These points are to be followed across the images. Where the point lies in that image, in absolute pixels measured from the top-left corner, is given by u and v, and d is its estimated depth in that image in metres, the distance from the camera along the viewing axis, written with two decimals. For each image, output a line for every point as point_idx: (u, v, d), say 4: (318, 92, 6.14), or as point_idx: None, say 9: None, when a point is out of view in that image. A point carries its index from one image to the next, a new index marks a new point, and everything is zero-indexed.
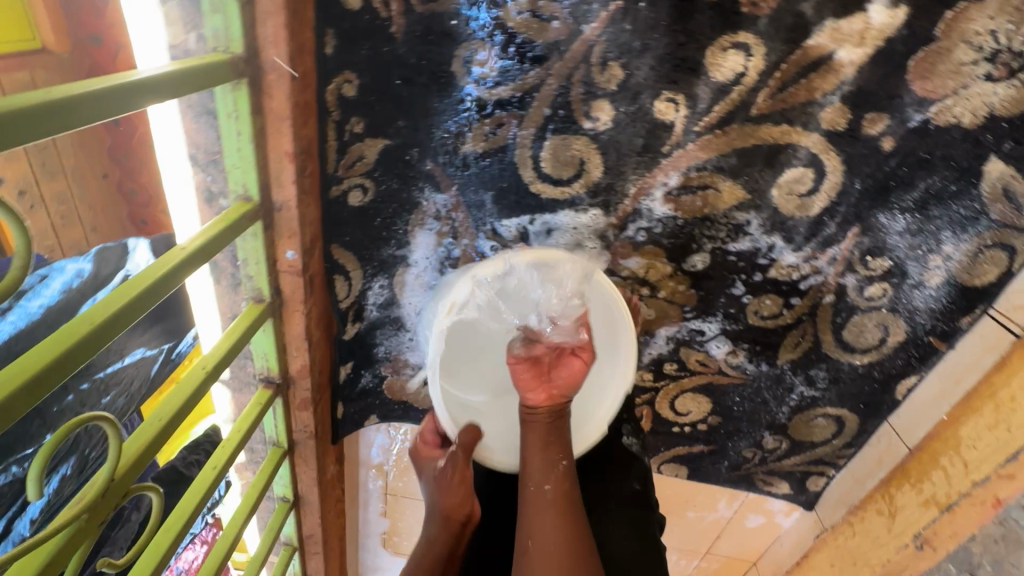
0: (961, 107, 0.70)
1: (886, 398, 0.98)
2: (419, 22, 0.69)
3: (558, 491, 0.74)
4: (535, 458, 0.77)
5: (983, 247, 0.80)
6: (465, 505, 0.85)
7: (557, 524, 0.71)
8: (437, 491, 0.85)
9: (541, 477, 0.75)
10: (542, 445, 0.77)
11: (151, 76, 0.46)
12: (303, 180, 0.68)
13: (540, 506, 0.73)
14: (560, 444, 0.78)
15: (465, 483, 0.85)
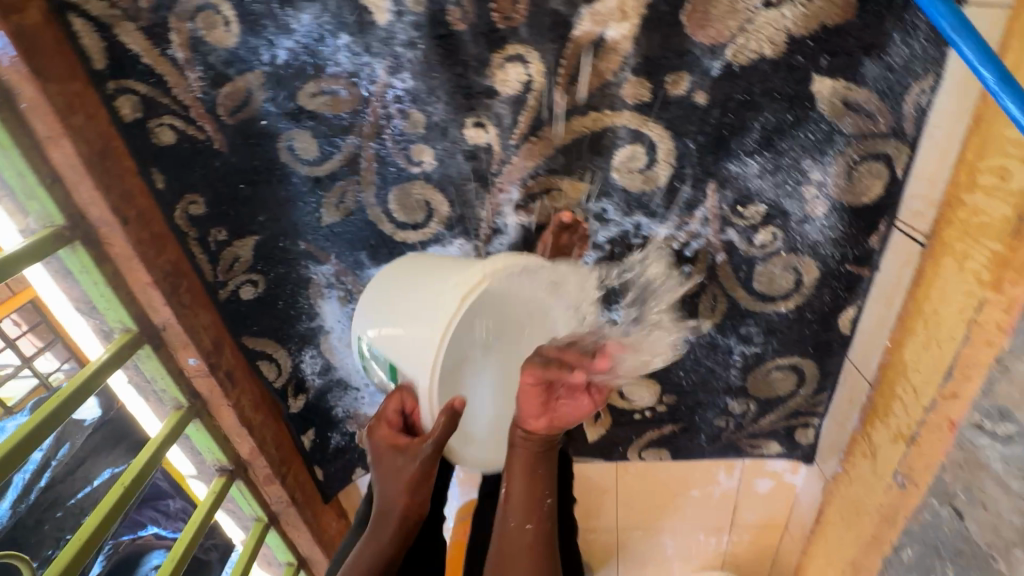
0: (756, 41, 0.67)
1: (832, 335, 0.93)
2: (235, 131, 0.76)
3: (542, 527, 0.75)
4: (522, 491, 0.74)
5: (854, 163, 0.75)
6: (423, 494, 0.79)
7: (540, 565, 0.73)
8: (396, 485, 0.78)
9: (526, 516, 0.74)
10: (528, 476, 0.75)
11: (18, 250, 0.59)
12: (178, 298, 0.77)
13: (520, 545, 0.73)
14: (543, 482, 0.76)
15: (427, 477, 0.77)
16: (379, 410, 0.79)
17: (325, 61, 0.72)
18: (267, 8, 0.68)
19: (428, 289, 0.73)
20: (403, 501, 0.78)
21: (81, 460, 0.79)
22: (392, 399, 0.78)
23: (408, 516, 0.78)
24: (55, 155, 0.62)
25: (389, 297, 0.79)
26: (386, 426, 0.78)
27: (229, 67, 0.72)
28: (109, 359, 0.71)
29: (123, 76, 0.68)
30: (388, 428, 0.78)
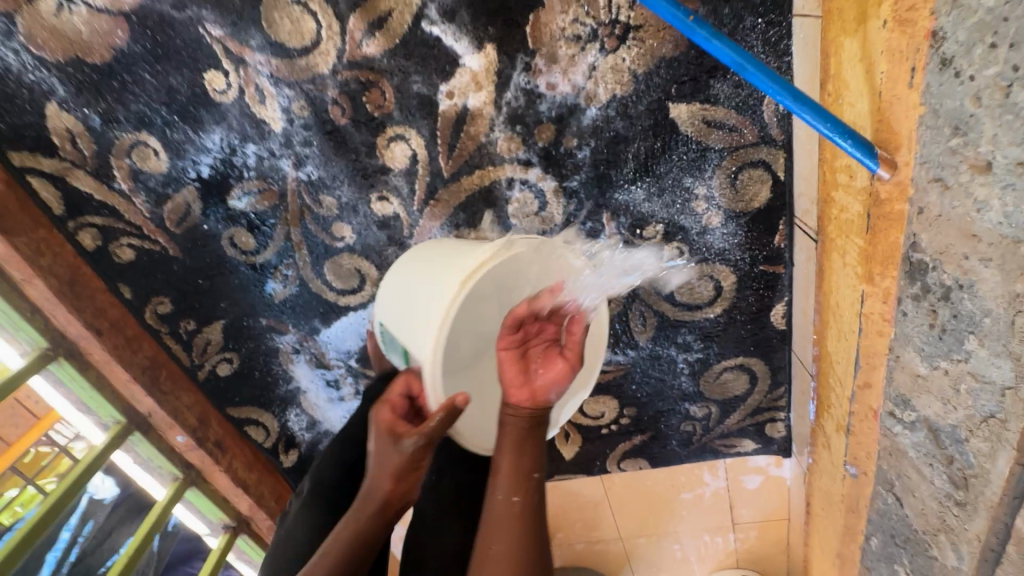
0: (606, 83, 0.72)
1: (769, 332, 0.94)
2: (183, 237, 0.88)
3: (530, 506, 0.59)
4: (507, 462, 0.60)
5: (735, 173, 0.77)
6: (410, 486, 0.66)
7: (523, 547, 0.57)
8: (382, 470, 0.65)
9: (511, 488, 0.59)
10: (517, 452, 0.60)
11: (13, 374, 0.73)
12: (158, 386, 0.90)
13: (498, 523, 0.58)
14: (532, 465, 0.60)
15: (419, 466, 0.65)
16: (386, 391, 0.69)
17: (242, 168, 0.83)
18: (184, 136, 0.80)
19: (428, 282, 0.66)
20: (388, 490, 0.64)
21: (107, 532, 0.87)
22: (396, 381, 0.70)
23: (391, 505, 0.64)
24: (31, 292, 0.76)
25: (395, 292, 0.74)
26: (388, 410, 0.67)
27: (167, 187, 0.84)
28: (101, 448, 0.83)
29: (82, 214, 0.82)
30: (390, 412, 0.68)
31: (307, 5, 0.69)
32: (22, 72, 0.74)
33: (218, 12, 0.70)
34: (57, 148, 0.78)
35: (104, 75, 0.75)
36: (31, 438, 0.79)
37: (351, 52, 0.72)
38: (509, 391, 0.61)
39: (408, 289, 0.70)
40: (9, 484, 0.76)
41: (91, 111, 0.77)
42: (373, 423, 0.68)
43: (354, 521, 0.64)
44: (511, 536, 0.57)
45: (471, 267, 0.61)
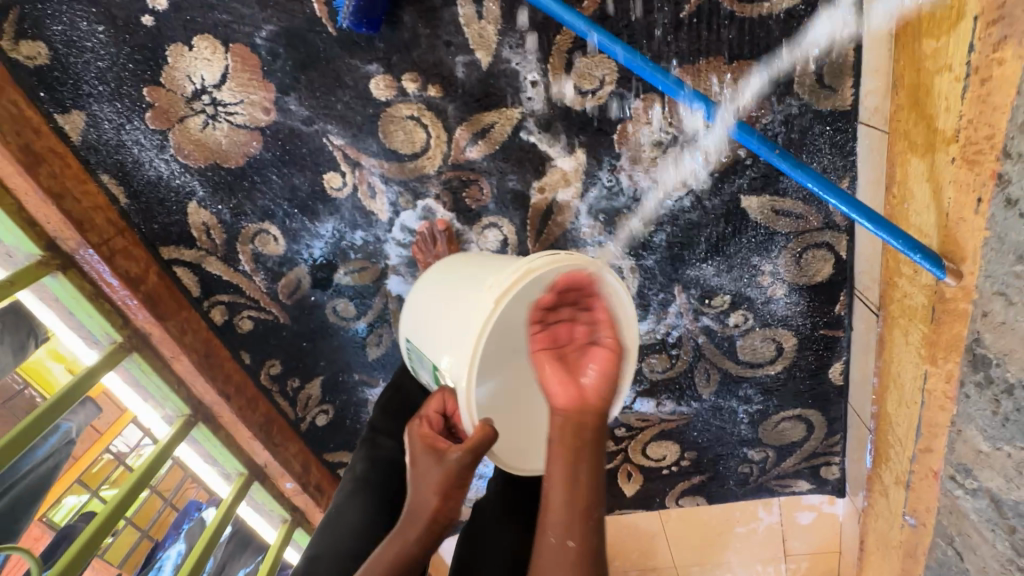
0: (683, 180, 0.80)
1: (827, 387, 1.01)
2: (294, 307, 0.98)
3: (589, 546, 0.52)
4: (558, 498, 0.53)
5: (800, 252, 0.85)
6: (456, 504, 0.63)
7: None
8: (426, 484, 0.63)
9: (565, 528, 0.52)
10: (571, 464, 0.54)
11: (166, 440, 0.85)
12: (272, 440, 1.01)
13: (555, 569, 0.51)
14: (587, 491, 0.54)
15: (463, 483, 0.63)
16: (421, 408, 0.68)
17: (350, 250, 0.93)
18: (302, 225, 0.90)
19: (472, 293, 0.65)
20: (434, 506, 0.62)
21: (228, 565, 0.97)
22: (432, 398, 0.68)
23: (434, 525, 0.62)
24: (178, 368, 0.88)
25: (430, 297, 0.74)
26: (425, 425, 0.66)
27: (282, 266, 0.94)
28: (232, 494, 0.95)
29: (213, 294, 0.93)
30: (428, 429, 0.66)
31: (420, 120, 0.78)
32: (171, 178, 0.84)
33: (342, 127, 0.80)
34: (195, 240, 0.89)
35: (237, 176, 0.85)
36: (99, 450, 0.79)
37: (455, 156, 0.81)
38: (552, 393, 0.56)
39: (441, 300, 0.70)
40: (71, 492, 0.76)
41: (224, 207, 0.88)
42: (412, 441, 0.66)
43: (398, 541, 0.61)
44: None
45: (513, 277, 0.59)
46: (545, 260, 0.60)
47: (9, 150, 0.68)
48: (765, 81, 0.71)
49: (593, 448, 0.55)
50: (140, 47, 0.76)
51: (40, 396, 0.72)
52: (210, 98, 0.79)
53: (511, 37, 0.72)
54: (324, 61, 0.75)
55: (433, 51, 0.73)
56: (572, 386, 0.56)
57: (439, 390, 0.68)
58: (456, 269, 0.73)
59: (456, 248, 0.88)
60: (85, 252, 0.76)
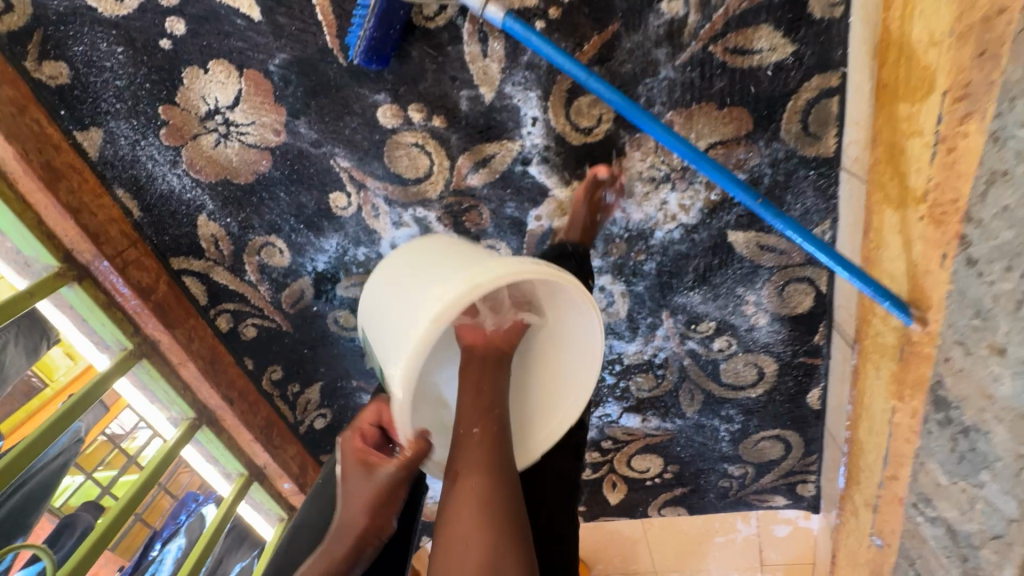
0: (674, 213, 0.84)
1: (805, 410, 1.05)
2: (296, 315, 1.01)
3: (492, 434, 0.62)
4: (467, 394, 0.63)
5: (782, 285, 0.89)
6: (386, 519, 0.66)
7: (491, 458, 0.60)
8: (357, 502, 0.65)
9: (473, 418, 0.62)
10: (478, 380, 0.64)
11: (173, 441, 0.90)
12: (271, 442, 1.05)
13: (464, 453, 0.61)
14: (492, 393, 0.63)
15: (395, 499, 0.65)
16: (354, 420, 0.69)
17: (353, 264, 0.96)
18: (307, 239, 0.94)
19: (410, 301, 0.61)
20: (362, 525, 0.64)
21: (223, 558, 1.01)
22: (367, 408, 0.69)
23: (363, 542, 0.65)
24: (185, 373, 0.91)
25: (376, 291, 0.70)
26: (357, 439, 0.67)
27: (287, 277, 0.97)
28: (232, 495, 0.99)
29: (220, 302, 0.96)
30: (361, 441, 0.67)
31: (424, 147, 0.82)
32: (183, 192, 0.87)
33: (349, 151, 0.83)
34: (203, 251, 0.92)
35: (246, 192, 0.89)
36: (99, 433, 0.85)
37: (457, 183, 0.85)
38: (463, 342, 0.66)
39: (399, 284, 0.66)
40: (72, 474, 0.81)
41: (232, 220, 0.91)
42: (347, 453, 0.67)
43: (329, 550, 0.64)
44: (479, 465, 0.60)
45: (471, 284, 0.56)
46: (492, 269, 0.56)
47: (31, 169, 0.72)
48: (753, 126, 0.74)
49: (500, 363, 0.65)
50: (157, 68, 0.78)
51: (39, 379, 0.77)
52: (223, 118, 0.82)
53: (514, 74, 0.75)
54: (334, 89, 0.78)
55: (439, 84, 0.76)
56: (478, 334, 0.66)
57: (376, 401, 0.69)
58: (417, 252, 0.69)
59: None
60: (99, 264, 0.80)
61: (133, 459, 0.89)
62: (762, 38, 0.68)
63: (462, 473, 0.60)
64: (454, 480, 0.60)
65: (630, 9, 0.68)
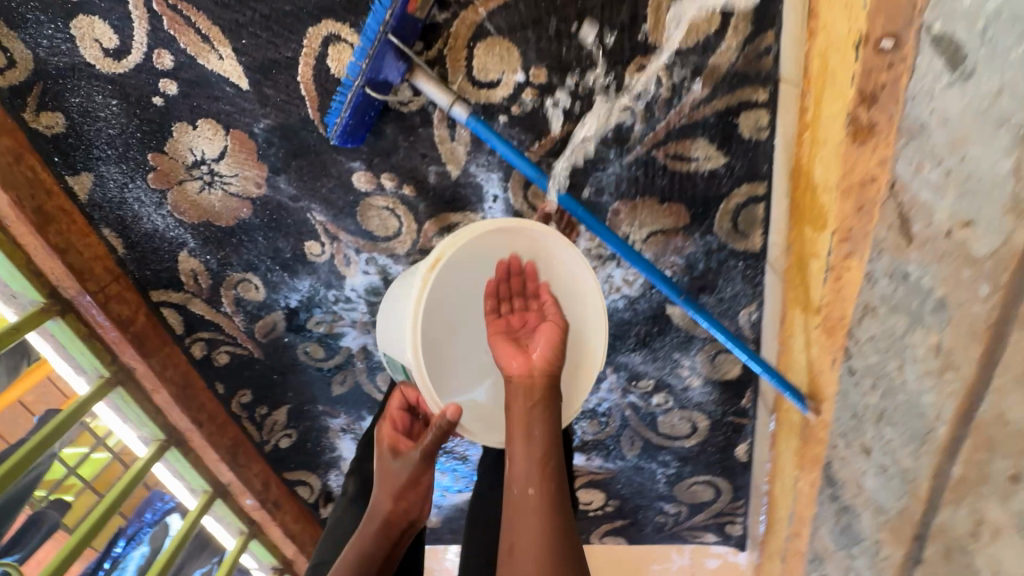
0: (618, 285, 0.92)
1: (733, 461, 1.15)
2: (267, 344, 1.08)
3: (547, 490, 0.67)
4: (519, 459, 0.69)
5: (714, 354, 0.98)
6: (408, 504, 0.81)
7: (547, 531, 0.63)
8: (384, 492, 0.80)
9: (526, 481, 0.67)
10: (525, 438, 0.69)
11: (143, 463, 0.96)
12: (236, 461, 1.11)
13: (523, 510, 0.66)
14: (543, 444, 0.69)
15: (418, 482, 0.81)
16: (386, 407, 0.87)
17: (324, 304, 1.03)
18: (281, 278, 1.00)
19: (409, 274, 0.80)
20: (388, 507, 0.80)
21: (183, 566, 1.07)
22: (393, 397, 0.87)
23: (392, 521, 0.80)
24: (158, 398, 0.98)
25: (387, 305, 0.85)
26: (388, 424, 0.84)
27: (261, 310, 1.04)
28: (196, 509, 1.06)
29: (195, 331, 1.02)
30: (392, 427, 0.85)
31: (394, 210, 0.89)
32: (166, 231, 0.93)
33: (325, 207, 0.90)
34: (182, 284, 0.98)
35: (227, 234, 0.95)
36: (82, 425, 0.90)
37: (423, 243, 0.92)
38: (510, 365, 0.74)
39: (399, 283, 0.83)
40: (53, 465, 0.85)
41: (212, 257, 0.97)
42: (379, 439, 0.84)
43: (360, 537, 0.79)
44: (534, 521, 0.64)
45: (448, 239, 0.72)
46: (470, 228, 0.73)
47: (23, 214, 0.78)
48: (690, 220, 0.83)
49: (544, 408, 0.71)
50: (148, 121, 0.84)
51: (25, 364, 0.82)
52: (208, 169, 0.88)
53: (479, 157, 0.82)
54: (313, 153, 0.85)
55: (410, 159, 0.83)
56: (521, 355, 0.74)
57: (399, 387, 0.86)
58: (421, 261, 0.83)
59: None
60: (82, 299, 0.85)
61: (101, 440, 0.93)
62: (698, 148, 0.77)
63: (519, 546, 0.63)
64: (513, 551, 0.64)
65: (583, 113, 0.76)
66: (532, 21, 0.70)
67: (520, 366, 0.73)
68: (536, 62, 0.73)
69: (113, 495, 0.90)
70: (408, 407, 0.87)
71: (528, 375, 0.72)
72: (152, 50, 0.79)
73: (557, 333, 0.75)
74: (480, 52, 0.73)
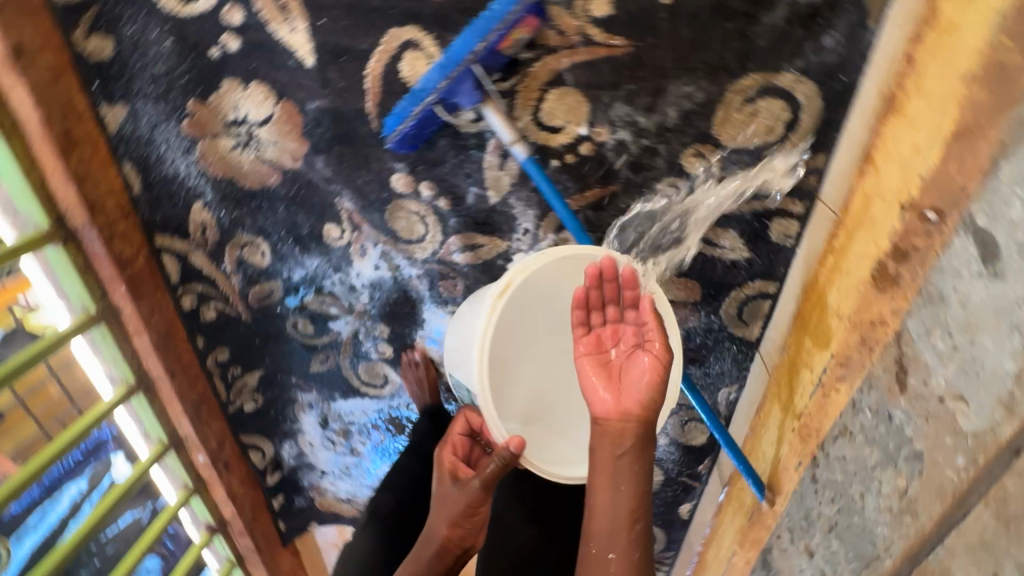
0: None
1: (674, 517, 1.21)
2: (258, 309, 1.06)
3: (628, 552, 0.64)
4: (602, 517, 0.65)
5: (686, 420, 1.04)
6: (463, 532, 0.82)
7: None
8: (441, 517, 0.83)
9: (608, 545, 0.64)
10: (612, 489, 0.65)
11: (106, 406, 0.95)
12: (198, 416, 1.10)
13: (603, 573, 0.64)
14: (629, 508, 0.65)
15: (474, 512, 0.82)
16: (448, 431, 0.91)
17: (326, 286, 1.03)
18: (291, 251, 0.99)
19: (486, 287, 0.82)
20: (442, 536, 0.82)
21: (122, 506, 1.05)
22: (457, 422, 0.90)
23: (448, 548, 0.82)
24: (138, 342, 0.96)
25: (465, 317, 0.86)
26: (450, 447, 0.89)
27: (260, 276, 1.02)
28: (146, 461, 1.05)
29: (190, 282, 0.99)
30: (452, 452, 0.89)
31: (423, 218, 0.90)
32: (186, 178, 0.90)
33: (356, 197, 0.90)
34: (189, 234, 0.95)
35: (248, 195, 0.93)
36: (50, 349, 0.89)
37: (443, 254, 0.93)
38: (594, 398, 0.69)
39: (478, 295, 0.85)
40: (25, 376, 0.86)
41: (226, 214, 0.95)
42: (440, 465, 0.88)
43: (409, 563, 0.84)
44: None
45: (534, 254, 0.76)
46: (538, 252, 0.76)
47: (50, 135, 0.76)
48: (700, 298, 0.88)
49: (632, 462, 0.65)
50: (198, 68, 0.81)
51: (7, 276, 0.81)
52: (247, 129, 0.86)
53: (521, 192, 0.84)
54: (359, 144, 0.85)
55: (453, 175, 0.84)
56: (607, 399, 0.68)
57: (461, 412, 0.90)
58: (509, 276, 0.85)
59: (434, 376, 1.08)
60: (87, 230, 0.84)
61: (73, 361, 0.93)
62: (727, 238, 0.81)
63: None
64: None
65: (632, 178, 0.79)
66: (610, 83, 0.72)
67: (610, 405, 0.68)
68: (602, 121, 0.75)
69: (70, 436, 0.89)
70: (468, 434, 0.90)
71: (616, 412, 0.67)
72: (223, 4, 0.77)
73: (656, 369, 0.68)
74: (552, 98, 0.74)
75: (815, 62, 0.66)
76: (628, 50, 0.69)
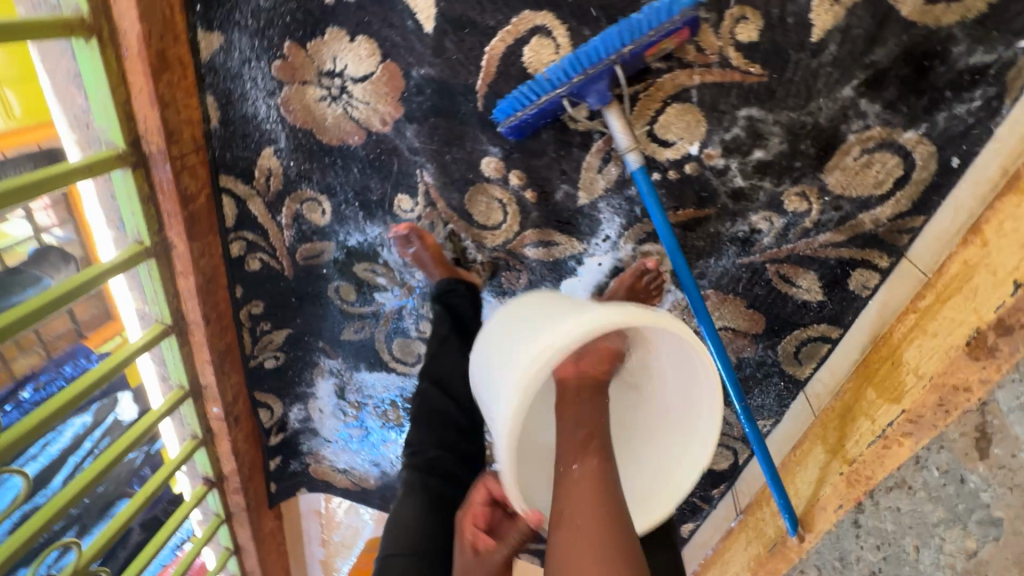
0: None
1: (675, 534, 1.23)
2: (303, 268, 1.03)
3: (592, 471, 0.61)
4: (569, 421, 0.65)
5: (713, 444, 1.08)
6: None
7: (598, 513, 0.59)
8: None
9: (572, 457, 0.62)
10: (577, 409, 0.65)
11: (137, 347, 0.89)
12: (222, 366, 1.05)
13: (574, 492, 0.60)
14: (593, 425, 0.64)
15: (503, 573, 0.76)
16: (468, 500, 0.78)
17: (381, 255, 1.00)
18: (353, 216, 0.95)
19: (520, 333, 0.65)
20: None
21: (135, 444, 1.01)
22: (476, 490, 0.78)
23: None
24: (181, 283, 0.91)
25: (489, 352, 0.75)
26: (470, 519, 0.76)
27: (314, 235, 0.98)
28: (164, 408, 0.99)
29: (243, 228, 0.95)
30: (473, 524, 0.76)
31: (504, 206, 0.88)
32: (264, 121, 0.85)
33: (439, 171, 0.87)
34: (253, 179, 0.90)
35: (322, 150, 0.89)
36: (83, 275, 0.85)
37: (514, 245, 0.92)
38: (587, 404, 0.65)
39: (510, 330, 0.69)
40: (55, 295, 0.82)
41: (295, 165, 0.90)
42: (460, 535, 0.76)
43: None
44: (588, 496, 0.60)
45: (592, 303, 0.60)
46: (571, 323, 0.57)
47: (145, 52, 0.71)
48: (762, 331, 0.89)
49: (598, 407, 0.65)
50: (305, 11, 0.77)
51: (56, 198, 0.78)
52: (341, 83, 0.82)
53: (614, 198, 0.83)
54: (457, 120, 0.82)
55: (548, 169, 0.83)
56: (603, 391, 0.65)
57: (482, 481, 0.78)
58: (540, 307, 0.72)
59: (438, 243, 0.93)
60: (158, 159, 0.79)
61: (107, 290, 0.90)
62: (805, 279, 0.82)
63: (564, 520, 0.59)
64: (560, 522, 0.59)
65: (729, 206, 0.79)
66: (733, 109, 0.72)
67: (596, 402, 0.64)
68: (714, 145, 0.75)
69: (98, 377, 0.83)
70: (492, 503, 0.77)
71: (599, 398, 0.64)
72: None
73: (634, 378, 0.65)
74: (671, 112, 0.74)
75: (940, 126, 0.68)
76: (762, 80, 0.69)
